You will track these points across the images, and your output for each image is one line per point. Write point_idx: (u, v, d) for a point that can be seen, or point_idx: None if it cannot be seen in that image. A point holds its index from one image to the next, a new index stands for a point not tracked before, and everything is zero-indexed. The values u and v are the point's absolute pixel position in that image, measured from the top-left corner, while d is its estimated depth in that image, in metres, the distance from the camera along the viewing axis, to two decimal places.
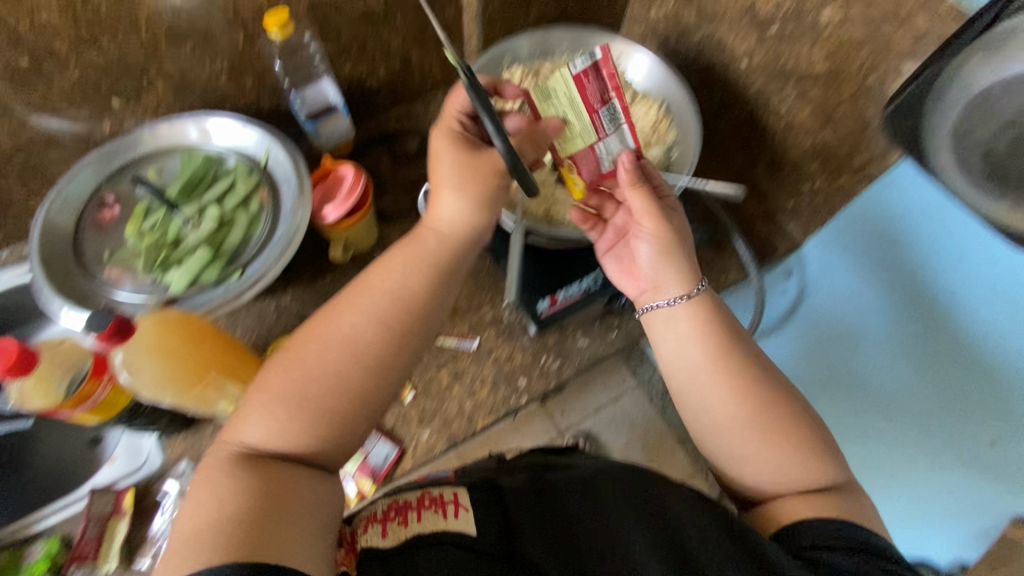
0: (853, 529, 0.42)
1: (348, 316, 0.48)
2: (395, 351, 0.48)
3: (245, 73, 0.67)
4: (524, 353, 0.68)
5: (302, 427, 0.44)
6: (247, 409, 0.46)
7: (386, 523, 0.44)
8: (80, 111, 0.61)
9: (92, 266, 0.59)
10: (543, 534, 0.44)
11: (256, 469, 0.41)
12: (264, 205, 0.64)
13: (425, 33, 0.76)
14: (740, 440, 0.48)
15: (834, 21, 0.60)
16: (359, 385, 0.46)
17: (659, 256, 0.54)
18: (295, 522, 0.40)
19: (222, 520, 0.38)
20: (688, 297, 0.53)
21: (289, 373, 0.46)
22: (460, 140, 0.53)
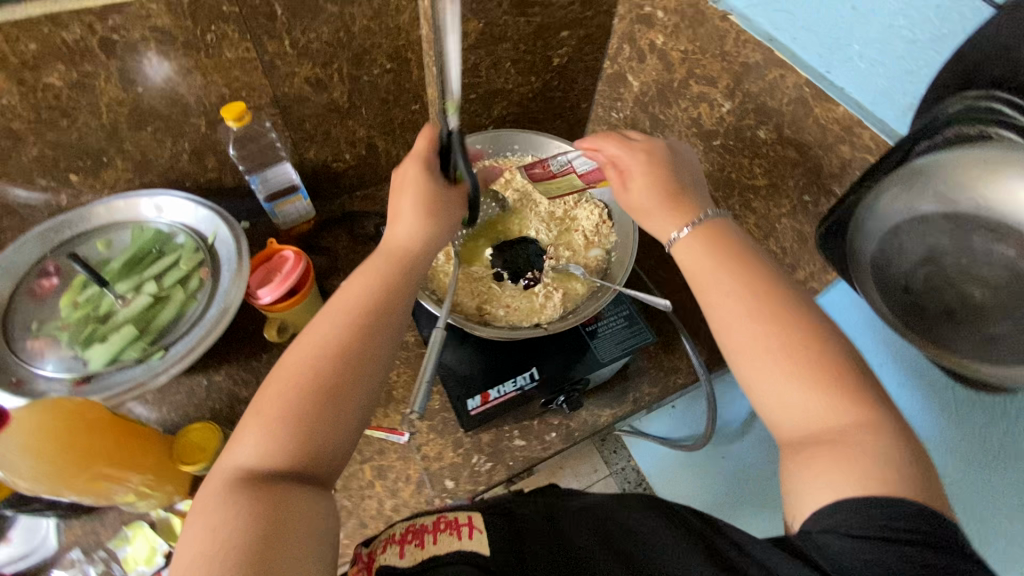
0: (891, 505, 0.36)
1: (323, 327, 0.49)
2: (367, 345, 0.49)
3: (206, 155, 0.70)
4: (455, 450, 0.66)
5: (299, 437, 0.44)
6: (243, 429, 0.45)
7: (404, 544, 0.43)
8: (36, 185, 0.63)
9: (18, 337, 0.59)
10: (553, 559, 0.41)
11: (258, 483, 0.41)
12: (202, 284, 0.64)
13: (391, 123, 0.79)
14: (783, 382, 0.43)
15: (770, 141, 0.61)
16: (351, 378, 0.47)
17: (657, 189, 0.54)
18: (297, 536, 0.40)
19: (222, 544, 0.37)
20: (695, 224, 0.52)
21: (282, 384, 0.46)
22: (431, 164, 0.57)
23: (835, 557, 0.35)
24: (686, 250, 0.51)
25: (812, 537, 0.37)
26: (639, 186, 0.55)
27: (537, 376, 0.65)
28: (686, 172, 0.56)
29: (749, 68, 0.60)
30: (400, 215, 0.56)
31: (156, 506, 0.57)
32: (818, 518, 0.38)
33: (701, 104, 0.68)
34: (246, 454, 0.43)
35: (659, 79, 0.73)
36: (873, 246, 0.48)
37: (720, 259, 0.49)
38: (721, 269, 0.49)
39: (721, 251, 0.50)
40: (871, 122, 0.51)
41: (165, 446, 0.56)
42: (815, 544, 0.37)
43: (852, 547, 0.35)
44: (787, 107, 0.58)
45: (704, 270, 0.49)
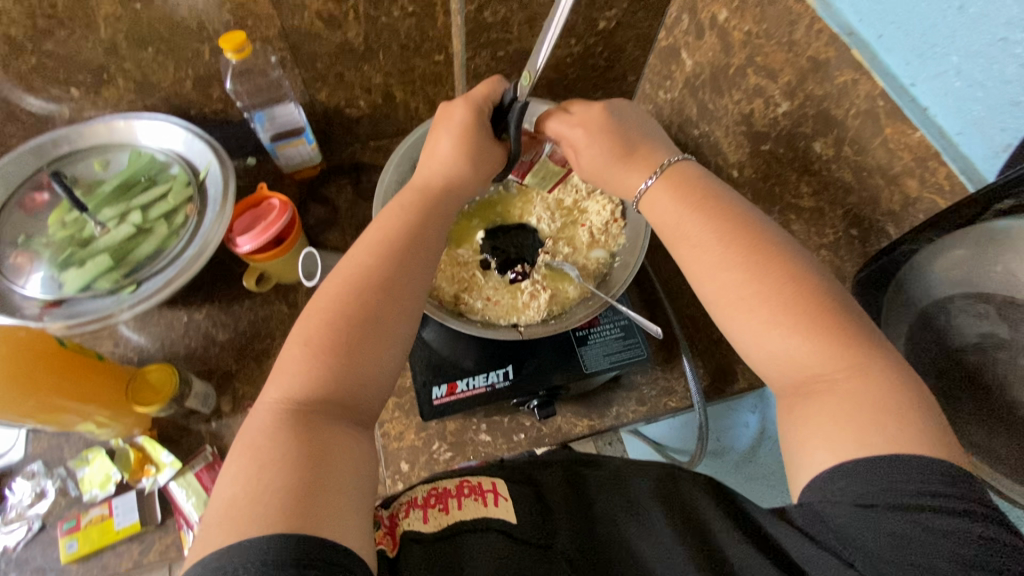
0: (901, 467, 0.32)
1: (359, 256, 0.45)
2: (405, 271, 0.45)
3: (211, 84, 0.66)
4: (417, 433, 0.63)
5: (329, 373, 0.39)
6: (278, 366, 0.41)
7: (427, 508, 0.39)
8: (38, 95, 0.62)
9: (4, 248, 0.59)
10: (583, 544, 0.39)
11: (291, 423, 0.37)
12: (186, 221, 0.62)
13: (411, 73, 0.72)
14: (777, 334, 0.40)
15: (826, 157, 0.51)
16: (383, 309, 0.43)
17: (611, 141, 0.51)
18: (339, 478, 0.35)
19: (262, 490, 0.33)
20: (659, 173, 0.49)
21: (308, 321, 0.42)
22: (484, 112, 0.53)
23: (844, 529, 0.32)
24: (665, 215, 0.48)
25: (814, 509, 0.34)
26: (592, 142, 0.52)
27: (512, 375, 0.60)
28: (633, 122, 0.53)
29: (817, 65, 0.49)
30: (442, 158, 0.52)
31: (115, 435, 0.58)
32: (819, 490, 0.34)
33: (756, 99, 0.58)
34: (272, 397, 0.39)
35: (714, 61, 0.63)
36: (919, 307, 0.43)
37: (707, 228, 0.45)
38: (718, 260, 0.43)
39: (714, 219, 0.45)
40: (950, 156, 0.42)
41: (125, 381, 0.57)
42: (818, 516, 0.33)
43: (860, 519, 0.32)
44: (853, 120, 0.48)
45: (674, 230, 0.47)
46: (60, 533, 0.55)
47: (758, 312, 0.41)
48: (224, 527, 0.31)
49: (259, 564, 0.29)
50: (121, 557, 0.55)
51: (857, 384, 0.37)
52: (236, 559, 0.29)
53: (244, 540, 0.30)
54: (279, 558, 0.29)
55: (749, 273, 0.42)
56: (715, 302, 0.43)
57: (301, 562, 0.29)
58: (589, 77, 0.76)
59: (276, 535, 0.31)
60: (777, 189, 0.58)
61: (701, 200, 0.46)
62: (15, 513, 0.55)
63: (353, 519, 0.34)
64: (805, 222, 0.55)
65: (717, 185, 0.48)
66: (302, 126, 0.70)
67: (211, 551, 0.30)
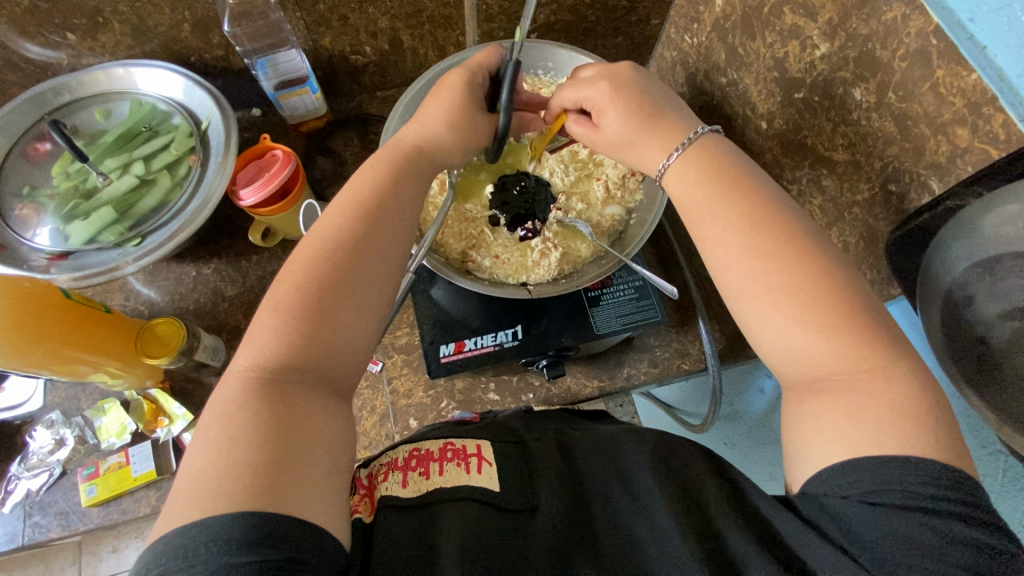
0: (914, 468, 0.32)
1: (337, 218, 0.43)
2: (382, 238, 0.43)
3: (210, 29, 0.63)
4: (426, 390, 0.62)
5: (305, 340, 0.38)
6: (252, 327, 0.39)
7: (407, 472, 0.38)
8: (35, 41, 0.60)
9: (10, 200, 0.59)
10: (568, 522, 0.37)
11: (260, 393, 0.35)
12: (189, 173, 0.61)
13: (419, 16, 0.68)
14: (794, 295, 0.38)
15: (867, 105, 0.47)
16: (356, 275, 0.41)
17: (633, 105, 0.47)
18: (309, 450, 0.34)
19: (229, 464, 0.32)
20: (684, 148, 0.46)
21: (277, 288, 0.40)
22: (476, 83, 0.49)
23: (847, 523, 0.32)
24: (685, 192, 0.45)
25: (819, 501, 0.34)
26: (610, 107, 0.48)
27: (521, 335, 0.59)
28: (658, 89, 0.50)
29: (864, 0, 0.44)
30: (430, 126, 0.49)
31: (128, 387, 0.59)
32: (826, 482, 0.34)
33: (791, 42, 0.53)
34: (241, 365, 0.37)
35: (746, 0, 0.57)
36: (958, 270, 0.39)
37: (738, 215, 0.42)
38: (746, 244, 0.41)
39: (740, 205, 0.42)
40: (1008, 102, 0.36)
41: (134, 333, 0.58)
42: (823, 507, 0.33)
43: (864, 514, 0.32)
44: (900, 62, 0.43)
45: (701, 210, 0.44)
46: (80, 479, 0.56)
47: (773, 295, 0.39)
48: (188, 503, 0.30)
49: (220, 543, 0.28)
50: (140, 503, 0.56)
51: (864, 350, 0.36)
52: (198, 536, 0.28)
53: (207, 516, 0.29)
54: (241, 536, 0.28)
55: (771, 263, 0.39)
56: (731, 295, 0.42)
57: (262, 540, 0.29)
58: (610, 20, 0.71)
59: (239, 513, 0.29)
60: (809, 141, 0.54)
61: (718, 181, 0.44)
62: (36, 459, 0.57)
63: (323, 493, 0.33)
64: (838, 178, 0.51)
65: (748, 174, 0.44)
66: (305, 74, 0.66)
67: (174, 527, 0.29)
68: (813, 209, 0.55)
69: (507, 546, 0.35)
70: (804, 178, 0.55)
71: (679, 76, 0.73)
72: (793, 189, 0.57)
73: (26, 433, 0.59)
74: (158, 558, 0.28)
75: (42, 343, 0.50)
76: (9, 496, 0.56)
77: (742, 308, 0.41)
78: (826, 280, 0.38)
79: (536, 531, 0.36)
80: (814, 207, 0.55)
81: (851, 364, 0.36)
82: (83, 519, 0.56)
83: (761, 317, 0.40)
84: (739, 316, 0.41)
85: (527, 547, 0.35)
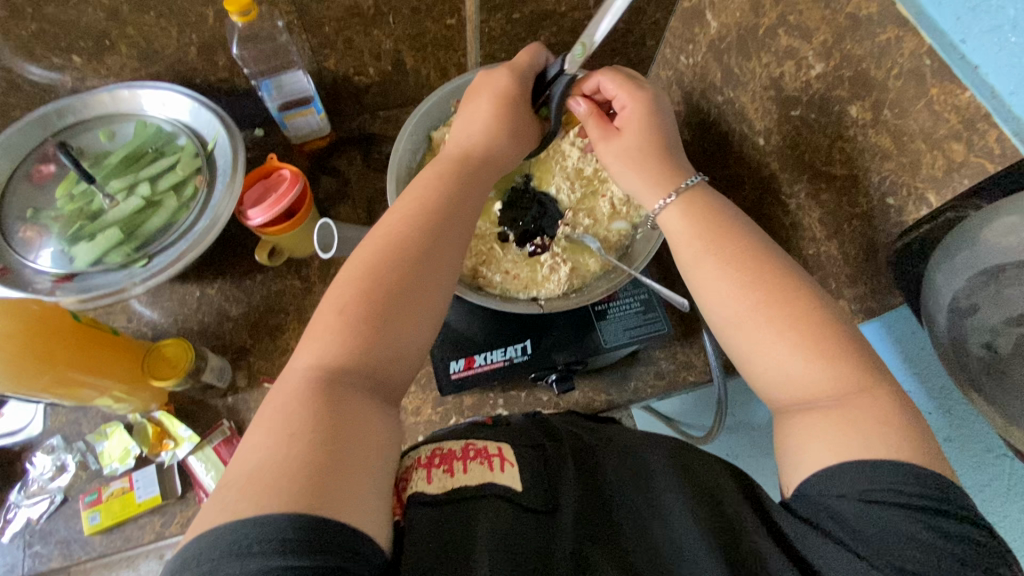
0: (902, 470, 0.33)
1: (388, 222, 0.44)
2: (432, 244, 0.43)
3: (217, 51, 0.64)
4: (433, 408, 0.62)
5: (364, 346, 0.38)
6: (313, 326, 0.40)
7: (431, 469, 0.38)
8: (40, 63, 0.60)
9: (14, 222, 0.58)
10: (596, 531, 0.37)
11: (322, 393, 0.35)
12: (196, 194, 0.61)
13: (422, 38, 0.69)
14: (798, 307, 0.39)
15: (862, 121, 0.48)
16: (416, 282, 0.41)
17: (645, 142, 0.50)
18: (362, 456, 0.34)
19: (289, 460, 0.31)
20: (676, 194, 0.48)
21: (342, 288, 0.40)
22: (526, 81, 0.52)
23: (847, 521, 0.32)
24: (686, 229, 0.46)
25: (814, 501, 0.34)
26: (625, 139, 0.50)
27: (530, 351, 0.59)
28: (672, 132, 0.52)
29: (857, 23, 0.47)
30: (478, 124, 0.50)
31: (132, 410, 0.58)
32: (820, 483, 0.34)
33: (787, 62, 0.55)
34: (304, 364, 0.37)
35: (742, 22, 0.60)
36: (961, 281, 0.41)
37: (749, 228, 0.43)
38: (740, 280, 0.42)
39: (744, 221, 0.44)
40: (1002, 118, 0.38)
41: (139, 354, 0.57)
42: (818, 507, 0.34)
43: (862, 512, 0.32)
44: (894, 81, 0.45)
45: (705, 242, 0.45)
46: (82, 506, 0.55)
47: (769, 320, 0.40)
48: (243, 497, 0.30)
49: (274, 543, 0.28)
50: (143, 530, 0.55)
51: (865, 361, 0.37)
52: (251, 533, 0.28)
53: (263, 513, 0.29)
54: (294, 539, 0.28)
55: (766, 294, 0.41)
56: (727, 325, 0.42)
57: (316, 544, 0.28)
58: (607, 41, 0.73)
59: (294, 515, 0.29)
60: (808, 157, 0.55)
61: (713, 222, 0.46)
62: (36, 487, 0.56)
63: (374, 501, 0.32)
64: (837, 192, 0.53)
65: (739, 219, 0.46)
66: (310, 95, 0.67)
67: (224, 520, 0.29)
68: (811, 223, 0.56)
69: (535, 546, 0.34)
70: (802, 193, 0.57)
71: (675, 95, 0.75)
72: (791, 203, 0.59)
73: (25, 459, 0.57)
74: (205, 552, 0.28)
75: (46, 368, 0.49)
76: (9, 525, 0.55)
77: (735, 337, 0.42)
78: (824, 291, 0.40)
79: (562, 536, 0.36)
80: (813, 221, 0.56)
81: (845, 371, 0.37)
82: (86, 548, 0.54)
83: (767, 345, 0.40)
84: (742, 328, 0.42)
85: (553, 549, 0.35)
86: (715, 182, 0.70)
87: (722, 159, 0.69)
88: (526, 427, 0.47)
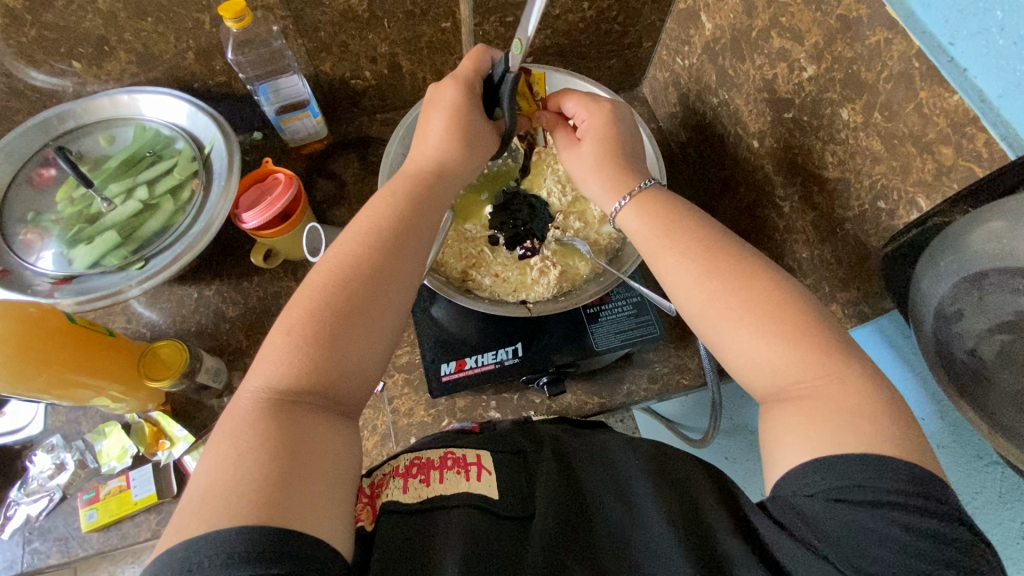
0: (874, 464, 0.32)
1: (341, 241, 0.44)
2: (386, 261, 0.43)
3: (214, 56, 0.64)
4: (426, 410, 0.62)
5: (312, 365, 0.38)
6: (265, 347, 0.39)
7: (407, 479, 0.39)
8: (41, 69, 0.61)
9: (15, 225, 0.60)
10: (566, 537, 0.37)
11: (272, 414, 0.36)
12: (193, 196, 0.61)
13: (417, 41, 0.69)
14: (775, 312, 0.39)
15: (854, 124, 0.48)
16: (371, 299, 0.41)
17: (602, 147, 0.50)
18: (314, 469, 0.34)
19: (237, 479, 0.32)
20: (631, 196, 0.48)
21: (293, 309, 0.40)
22: (475, 90, 0.50)
23: (816, 522, 0.32)
24: (641, 228, 0.47)
25: (788, 502, 0.34)
26: (583, 147, 0.51)
27: (521, 353, 0.59)
28: (631, 140, 0.52)
29: (848, 25, 0.46)
30: (433, 141, 0.50)
31: (129, 410, 0.59)
32: (790, 483, 0.34)
33: (779, 64, 0.55)
34: (253, 387, 0.37)
35: (735, 23, 0.59)
36: (947, 287, 0.40)
37: (726, 241, 0.44)
38: (699, 265, 0.42)
39: (713, 234, 0.44)
40: (989, 122, 0.38)
41: (136, 356, 0.58)
42: (793, 508, 0.33)
43: (830, 512, 0.32)
44: (884, 84, 0.44)
45: (661, 239, 0.45)
46: (80, 504, 0.56)
47: (737, 313, 0.40)
48: (196, 517, 0.31)
49: (223, 556, 0.29)
50: (140, 527, 0.56)
51: (850, 368, 0.37)
52: (201, 550, 0.29)
53: (213, 529, 0.30)
54: (245, 551, 0.29)
55: (743, 296, 0.40)
56: (705, 320, 0.42)
57: (267, 555, 0.29)
58: (603, 43, 0.73)
59: (243, 529, 0.30)
60: (801, 159, 0.55)
61: (669, 217, 0.46)
62: (36, 485, 0.57)
63: (328, 508, 0.33)
64: (829, 195, 0.52)
65: (694, 213, 0.46)
66: (306, 99, 0.68)
67: (180, 540, 0.30)
68: (805, 226, 0.56)
69: (505, 550, 0.35)
70: (795, 196, 0.57)
71: (673, 97, 0.75)
72: (785, 206, 0.58)
73: (26, 458, 0.59)
74: (164, 567, 0.29)
75: (40, 371, 0.50)
76: (9, 521, 0.56)
77: (703, 325, 0.42)
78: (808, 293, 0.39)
79: (531, 540, 0.36)
80: (806, 224, 0.56)
81: (827, 373, 0.37)
82: (83, 545, 0.55)
83: (735, 337, 0.40)
84: (710, 339, 0.42)
85: (519, 554, 0.35)
86: (711, 184, 0.70)
87: (717, 160, 0.68)
88: (510, 432, 0.47)
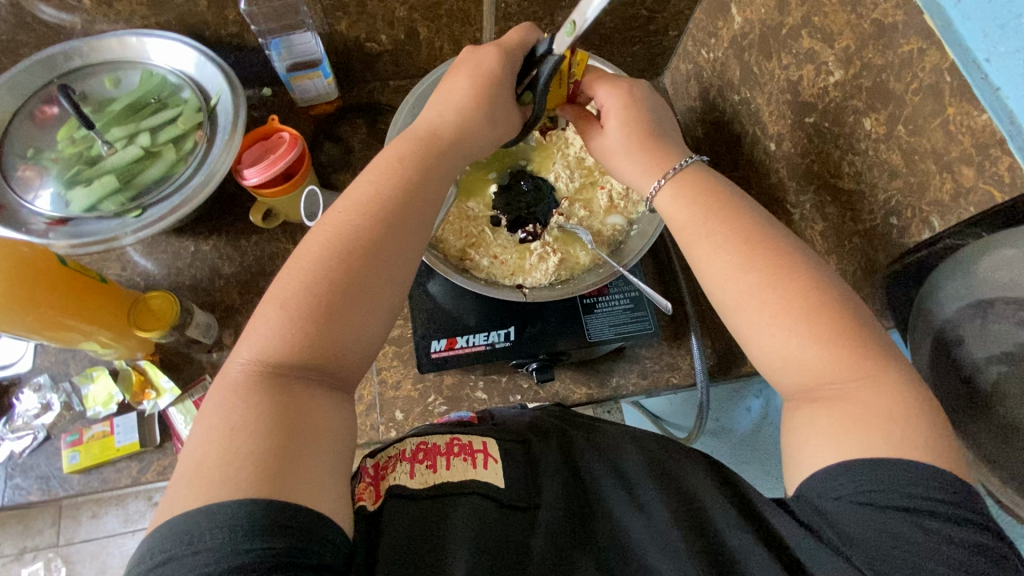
0: (905, 470, 0.32)
1: (335, 210, 0.43)
2: (387, 236, 0.42)
3: (227, 5, 0.62)
4: (414, 384, 0.62)
5: (306, 339, 0.38)
6: (255, 322, 0.39)
7: (415, 463, 0.39)
8: (50, 3, 0.59)
9: (14, 160, 0.59)
10: (575, 523, 0.38)
11: (264, 387, 0.35)
12: (195, 148, 0.60)
13: (437, 8, 0.67)
14: (777, 318, 0.38)
15: (876, 135, 0.46)
16: (369, 271, 0.41)
17: (632, 130, 0.49)
18: (312, 444, 0.34)
19: (233, 453, 0.32)
20: (669, 177, 0.47)
21: (285, 282, 0.39)
22: (510, 64, 0.48)
23: (839, 523, 0.32)
24: (679, 214, 0.46)
25: (812, 504, 0.34)
26: (607, 135, 0.50)
27: (513, 337, 0.59)
28: (661, 121, 0.51)
29: (882, 30, 0.44)
30: (455, 107, 0.48)
31: (118, 356, 0.59)
32: (816, 485, 0.34)
33: (807, 65, 0.53)
34: (242, 360, 0.37)
35: (766, 19, 0.57)
36: (952, 310, 0.40)
37: (732, 232, 0.42)
38: (741, 261, 0.41)
39: (735, 222, 0.43)
40: (1017, 146, 0.36)
41: (127, 303, 0.58)
42: (817, 510, 0.33)
43: (858, 513, 0.32)
44: (912, 96, 0.43)
45: (696, 229, 0.44)
46: (64, 445, 0.56)
47: (782, 313, 0.38)
48: (194, 490, 0.31)
49: (225, 529, 0.29)
50: (121, 474, 0.56)
51: (842, 385, 0.36)
52: (201, 524, 0.29)
53: (212, 503, 0.30)
54: (247, 524, 0.29)
55: (774, 287, 0.39)
56: (731, 310, 0.41)
57: (269, 528, 0.29)
58: (629, 28, 0.71)
59: (243, 502, 0.30)
60: (817, 167, 0.54)
61: (708, 201, 0.45)
62: (21, 422, 0.57)
63: (329, 484, 0.33)
64: (842, 207, 0.51)
65: (739, 197, 0.45)
66: (319, 58, 0.66)
67: (178, 513, 0.30)
68: (813, 235, 0.55)
69: (511, 542, 0.35)
70: (807, 204, 0.55)
71: (695, 91, 0.73)
72: (796, 214, 0.57)
73: (13, 395, 0.59)
74: (164, 540, 0.29)
75: (30, 313, 0.50)
76: None
77: (738, 321, 0.41)
78: (819, 301, 0.38)
79: (539, 530, 0.36)
80: (815, 233, 0.55)
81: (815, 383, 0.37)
82: (64, 485, 0.56)
83: (776, 341, 0.39)
84: (740, 331, 0.41)
85: (528, 547, 0.35)
86: None
87: (732, 160, 0.67)
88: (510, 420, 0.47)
